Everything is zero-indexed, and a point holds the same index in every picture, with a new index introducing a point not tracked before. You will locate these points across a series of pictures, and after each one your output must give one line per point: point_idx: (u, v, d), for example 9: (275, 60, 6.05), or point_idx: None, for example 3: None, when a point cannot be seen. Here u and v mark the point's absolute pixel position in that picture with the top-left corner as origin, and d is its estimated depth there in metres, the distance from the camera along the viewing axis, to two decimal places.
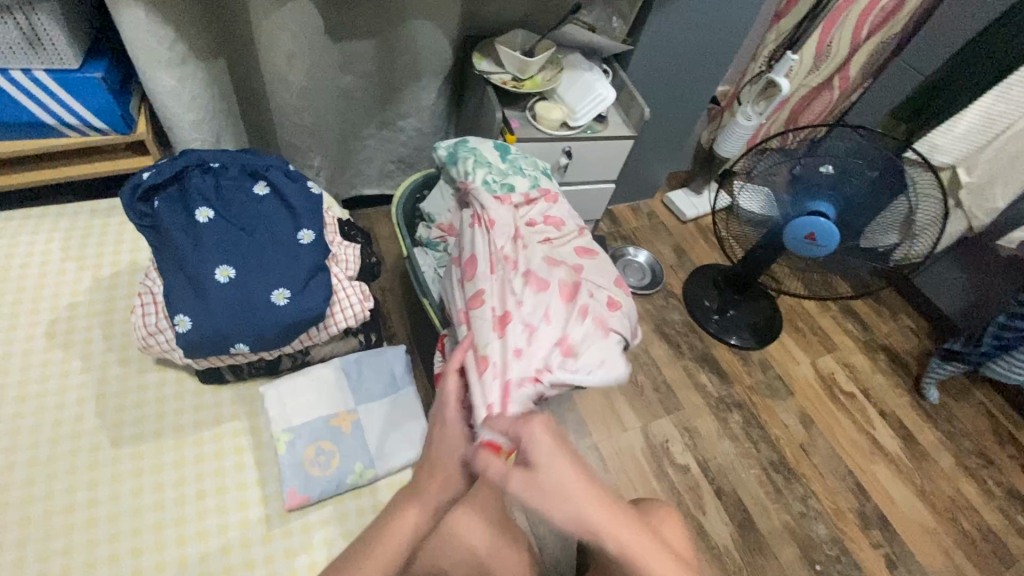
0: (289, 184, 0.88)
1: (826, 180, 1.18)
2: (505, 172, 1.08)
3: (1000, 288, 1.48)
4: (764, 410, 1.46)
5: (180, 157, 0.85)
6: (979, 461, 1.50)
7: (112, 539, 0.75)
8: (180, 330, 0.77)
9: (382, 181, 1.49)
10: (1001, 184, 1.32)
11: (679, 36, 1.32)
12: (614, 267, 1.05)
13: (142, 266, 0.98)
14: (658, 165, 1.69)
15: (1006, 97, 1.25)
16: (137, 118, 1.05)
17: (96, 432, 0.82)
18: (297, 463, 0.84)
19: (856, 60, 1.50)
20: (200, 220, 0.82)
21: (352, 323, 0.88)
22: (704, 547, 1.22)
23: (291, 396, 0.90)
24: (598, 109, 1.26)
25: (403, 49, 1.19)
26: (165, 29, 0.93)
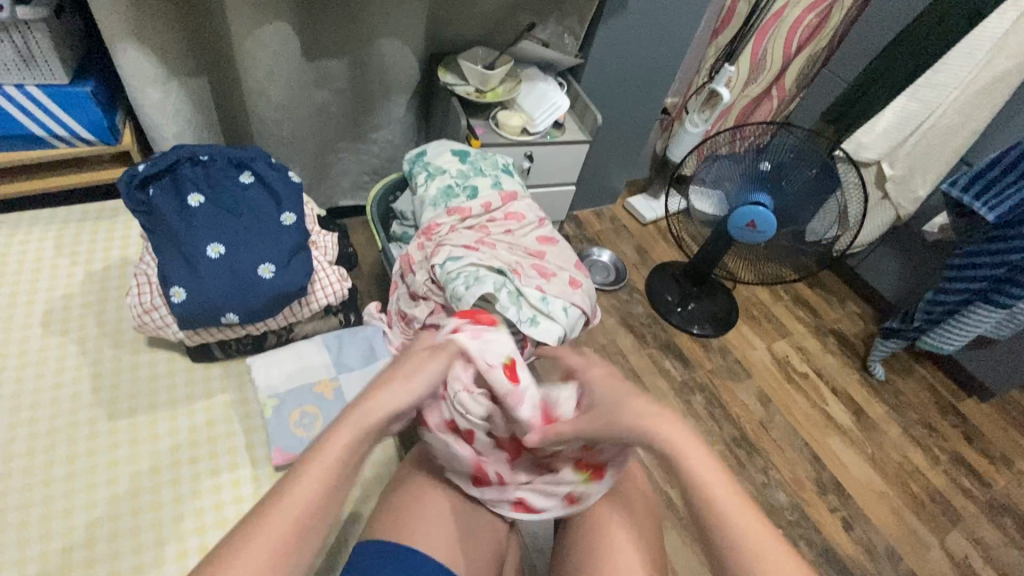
0: (273, 174, 0.97)
1: (765, 174, 1.29)
2: (466, 174, 1.18)
3: (931, 269, 1.60)
4: (725, 391, 1.55)
5: (171, 151, 0.94)
6: (924, 430, 1.58)
7: (111, 500, 0.79)
8: (176, 300, 0.84)
9: (357, 192, 1.56)
10: (920, 175, 1.46)
11: (626, 51, 1.46)
12: (573, 253, 1.14)
13: (132, 261, 1.06)
14: (616, 171, 1.81)
15: (916, 97, 1.38)
16: (123, 130, 1.14)
17: (92, 408, 0.87)
18: (284, 424, 0.90)
19: (789, 71, 1.66)
20: (192, 204, 0.90)
21: (331, 299, 1.00)
22: (674, 518, 1.26)
23: (277, 367, 0.97)
24: (554, 116, 1.38)
25: (372, 66, 1.29)
26: (153, 49, 1.02)
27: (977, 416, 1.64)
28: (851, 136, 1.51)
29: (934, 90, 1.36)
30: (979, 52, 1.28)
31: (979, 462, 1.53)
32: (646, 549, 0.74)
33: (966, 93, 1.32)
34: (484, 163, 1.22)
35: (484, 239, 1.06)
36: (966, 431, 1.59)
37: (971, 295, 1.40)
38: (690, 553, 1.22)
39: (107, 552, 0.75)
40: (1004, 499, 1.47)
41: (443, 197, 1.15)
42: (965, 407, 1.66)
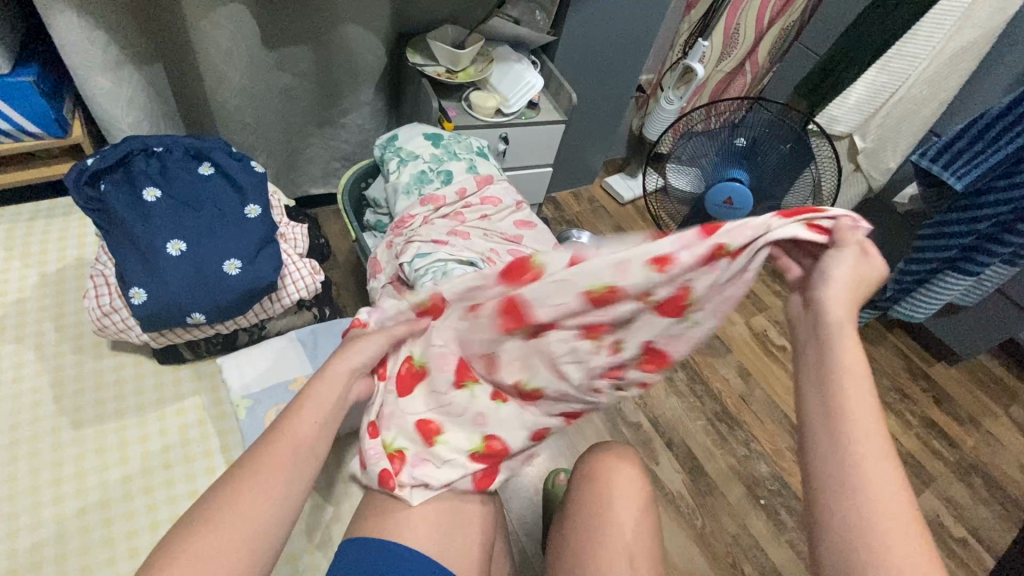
0: (234, 164, 0.92)
1: (741, 150, 1.29)
2: (440, 159, 1.15)
3: (901, 239, 1.63)
4: (706, 366, 1.55)
5: (122, 143, 0.87)
6: (897, 396, 1.62)
7: (80, 512, 0.76)
8: (136, 302, 0.80)
9: (328, 179, 1.52)
10: (891, 147, 1.47)
11: (600, 27, 1.42)
12: (552, 236, 1.13)
13: (88, 261, 1.01)
14: (593, 151, 1.79)
15: (886, 70, 1.37)
16: (72, 122, 1.08)
17: (55, 417, 0.84)
18: (259, 425, 0.88)
19: (763, 45, 1.64)
20: (147, 199, 0.85)
21: (303, 294, 0.97)
22: (659, 494, 1.29)
23: (249, 364, 0.94)
24: (529, 96, 1.35)
25: (338, 50, 1.24)
26: (99, 33, 0.95)
27: (946, 380, 1.69)
28: (824, 110, 1.51)
29: (905, 61, 1.35)
30: (949, 20, 1.26)
31: (948, 424, 1.58)
32: (638, 543, 0.73)
33: (936, 62, 1.32)
34: (458, 146, 1.18)
35: (458, 229, 1.03)
36: (936, 395, 1.65)
37: (940, 264, 1.43)
38: (675, 528, 1.24)
39: (80, 565, 0.73)
40: (972, 459, 1.52)
41: (416, 183, 1.12)
42: (935, 371, 1.71)
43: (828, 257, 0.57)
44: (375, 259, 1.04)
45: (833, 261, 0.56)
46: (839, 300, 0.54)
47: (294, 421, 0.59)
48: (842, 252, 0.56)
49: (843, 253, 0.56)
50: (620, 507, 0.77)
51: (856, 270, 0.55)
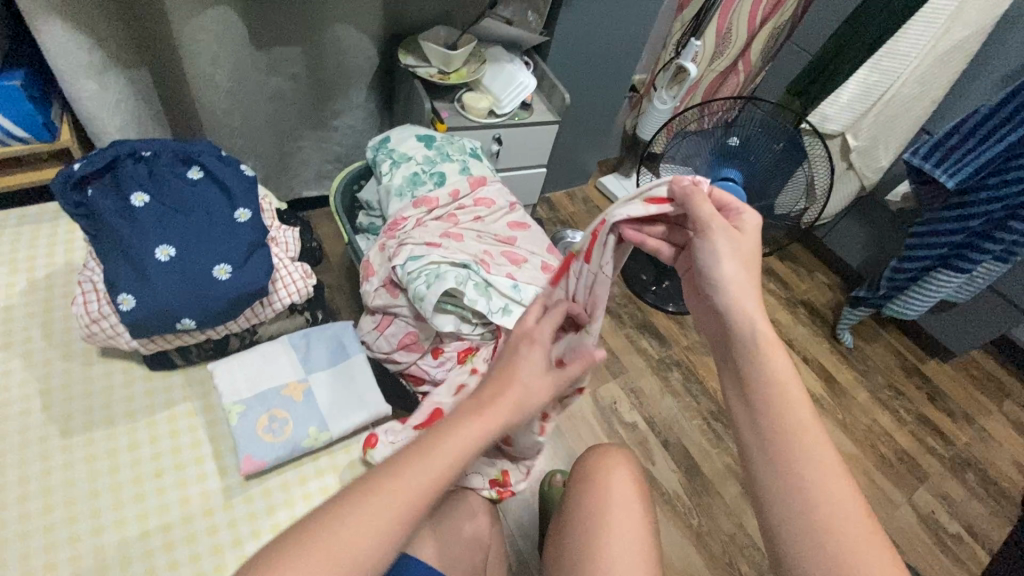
0: (224, 168, 0.92)
1: (733, 150, 1.29)
2: (433, 160, 1.14)
3: (894, 236, 1.64)
4: (701, 365, 1.55)
5: (110, 147, 0.88)
6: (891, 393, 1.63)
7: (70, 521, 0.76)
8: (124, 308, 0.79)
9: (321, 181, 1.51)
10: (883, 145, 1.48)
11: (592, 27, 1.42)
12: (546, 237, 1.13)
13: (77, 266, 1.00)
14: (587, 151, 1.79)
15: (878, 68, 1.38)
16: (60, 126, 1.07)
17: (44, 425, 0.83)
18: (250, 431, 0.87)
19: (755, 45, 1.64)
20: (135, 204, 0.84)
21: (295, 297, 0.96)
22: (655, 494, 1.29)
23: (240, 369, 0.93)
24: (522, 96, 1.35)
25: (328, 51, 1.24)
26: (85, 35, 0.94)
27: (939, 377, 1.70)
28: (816, 108, 1.51)
29: (895, 60, 1.36)
30: (942, 16, 1.27)
31: (941, 421, 1.59)
32: (634, 545, 0.73)
33: (927, 60, 1.33)
34: (451, 147, 1.18)
35: (451, 231, 1.03)
36: (930, 392, 1.66)
37: (933, 261, 1.44)
38: (671, 528, 1.24)
39: None
40: (966, 455, 1.53)
41: (409, 185, 1.11)
42: (929, 368, 1.72)
43: (698, 242, 0.64)
44: (367, 262, 1.04)
45: (709, 251, 0.63)
46: (731, 270, 0.62)
47: (456, 437, 0.60)
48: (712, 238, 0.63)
49: (728, 235, 0.63)
50: (615, 509, 0.77)
51: (736, 245, 0.63)
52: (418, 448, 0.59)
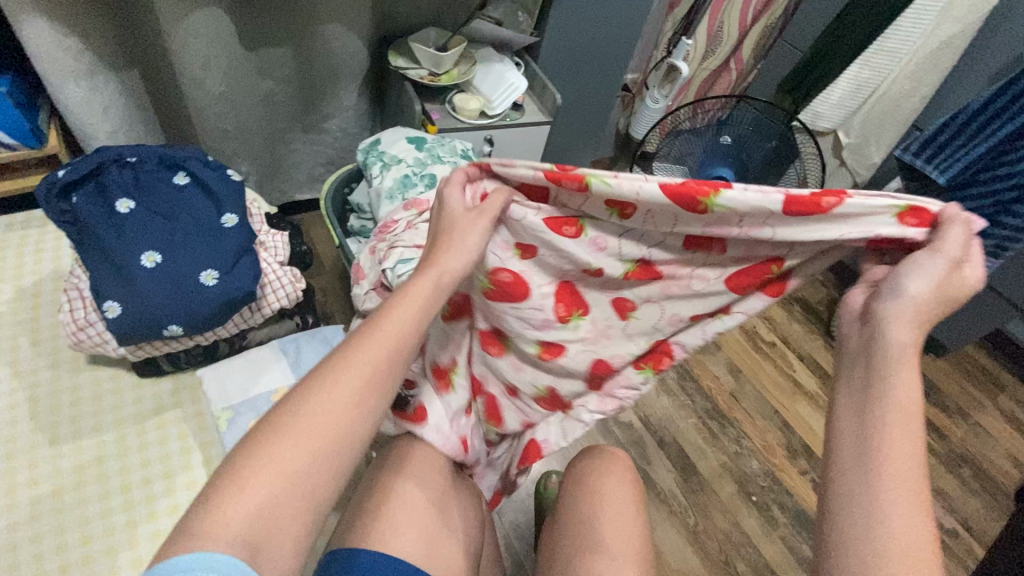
0: (210, 172, 0.91)
1: (724, 149, 1.29)
2: (424, 162, 1.14)
3: None
4: (696, 364, 1.55)
5: (95, 154, 0.87)
6: None
7: (58, 531, 0.75)
8: (111, 315, 0.79)
9: (314, 184, 1.50)
10: (874, 142, 1.48)
11: (584, 26, 1.42)
12: None
13: (65, 273, 0.99)
14: (580, 151, 1.78)
15: (869, 64, 1.39)
16: (48, 132, 1.06)
17: (32, 433, 0.82)
18: (240, 437, 0.87)
19: (747, 43, 1.64)
20: (121, 211, 0.84)
21: (285, 301, 0.96)
22: (651, 493, 1.29)
23: (229, 375, 0.93)
24: (513, 96, 1.35)
25: (318, 53, 1.23)
26: (71, 39, 0.93)
27: (934, 372, 1.71)
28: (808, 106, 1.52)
29: (886, 57, 1.36)
30: (931, 11, 1.28)
31: (936, 416, 1.59)
32: (628, 547, 0.73)
33: (917, 57, 1.33)
34: (441, 149, 1.18)
35: None
36: (925, 387, 1.66)
37: None
38: (668, 528, 1.24)
39: None
40: (961, 450, 1.53)
41: (400, 187, 1.11)
42: (923, 364, 1.72)
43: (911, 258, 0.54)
44: (358, 266, 1.04)
45: (913, 273, 0.53)
46: (921, 292, 0.52)
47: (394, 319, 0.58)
48: (930, 261, 0.52)
49: (932, 262, 0.52)
50: (609, 511, 0.77)
51: (948, 278, 0.52)
52: (361, 338, 0.56)
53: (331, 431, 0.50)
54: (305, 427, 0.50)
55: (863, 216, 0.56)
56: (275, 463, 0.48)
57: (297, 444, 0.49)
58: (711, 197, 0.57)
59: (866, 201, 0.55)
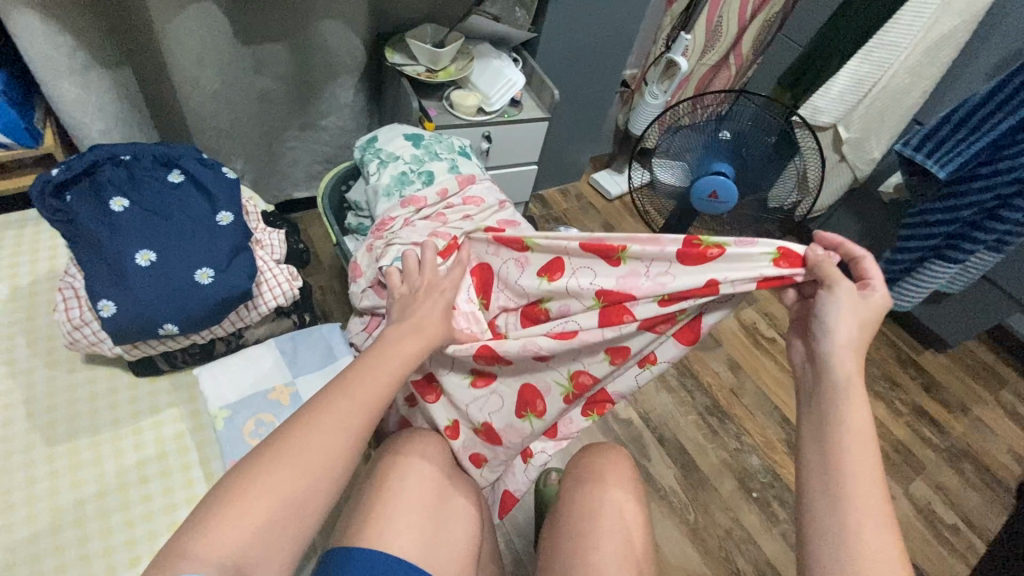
0: (205, 171, 0.91)
1: (724, 144, 1.28)
2: (421, 159, 1.13)
3: (887, 228, 1.63)
4: (696, 360, 1.55)
5: (88, 153, 0.86)
6: (887, 384, 1.63)
7: (54, 531, 0.75)
8: (105, 314, 0.79)
9: (311, 182, 1.50)
10: (874, 137, 1.47)
11: (581, 22, 1.41)
12: (536, 235, 1.12)
13: (60, 273, 0.99)
14: (578, 147, 1.78)
15: (869, 59, 1.37)
16: (43, 131, 1.06)
17: (28, 434, 0.82)
18: (237, 436, 0.87)
19: (746, 37, 1.63)
20: (114, 209, 0.83)
21: (281, 301, 0.95)
22: (651, 490, 1.29)
23: (225, 374, 0.93)
24: (510, 92, 1.34)
25: (313, 50, 1.23)
26: (64, 37, 0.93)
27: (935, 367, 1.70)
28: (808, 101, 1.51)
29: (886, 51, 1.35)
30: (928, 8, 1.26)
31: (937, 411, 1.59)
32: (629, 545, 0.73)
33: (917, 51, 1.32)
34: (439, 146, 1.17)
35: (439, 230, 1.02)
36: (926, 382, 1.66)
37: (926, 252, 1.44)
38: (668, 524, 1.24)
39: None
40: (962, 445, 1.53)
41: (397, 185, 1.11)
42: (924, 359, 1.72)
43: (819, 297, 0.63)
44: (355, 263, 1.04)
45: (831, 307, 0.62)
46: (845, 330, 0.62)
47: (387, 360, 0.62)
48: (837, 295, 0.62)
49: (835, 299, 0.62)
50: (608, 508, 0.77)
51: (859, 306, 0.62)
52: (368, 371, 0.61)
53: (317, 466, 0.54)
54: (312, 446, 0.55)
55: (742, 262, 0.66)
56: (282, 476, 0.53)
57: (287, 475, 0.53)
58: (621, 252, 0.73)
59: (742, 249, 0.66)
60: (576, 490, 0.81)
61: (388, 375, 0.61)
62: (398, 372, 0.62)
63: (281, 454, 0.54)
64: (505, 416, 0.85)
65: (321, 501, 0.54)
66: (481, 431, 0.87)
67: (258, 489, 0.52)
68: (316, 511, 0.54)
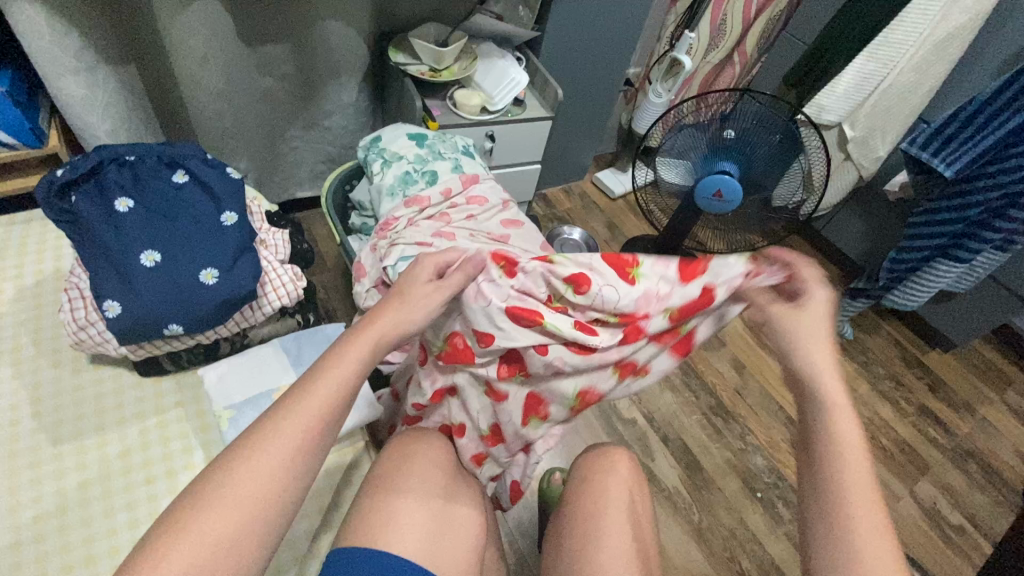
0: (210, 171, 0.91)
1: (728, 143, 1.27)
2: (425, 159, 1.13)
3: (893, 227, 1.62)
4: (700, 360, 1.55)
5: (93, 153, 0.86)
6: (892, 384, 1.62)
7: (60, 531, 0.75)
8: (111, 314, 0.79)
9: (315, 182, 1.50)
10: (880, 135, 1.47)
11: (585, 21, 1.40)
12: (540, 235, 1.12)
13: (66, 273, 0.99)
14: (582, 147, 1.77)
15: (875, 56, 1.37)
16: (48, 132, 1.06)
17: (34, 434, 0.82)
18: (241, 436, 0.87)
19: (750, 35, 1.63)
20: (119, 209, 0.84)
21: (285, 301, 0.95)
22: (655, 489, 1.28)
23: (231, 374, 0.93)
24: (514, 92, 1.34)
25: (317, 50, 1.23)
26: (70, 38, 0.93)
27: (940, 367, 1.69)
28: (813, 100, 1.50)
29: (891, 49, 1.34)
30: (935, 5, 1.26)
31: (943, 411, 1.58)
32: (634, 546, 0.72)
33: (924, 49, 1.31)
34: (442, 145, 1.17)
35: (443, 230, 1.02)
36: (931, 382, 1.65)
37: (931, 252, 1.43)
38: (672, 523, 1.24)
39: None
40: (968, 445, 1.52)
41: (400, 184, 1.11)
42: (930, 359, 1.71)
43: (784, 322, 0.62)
44: (359, 263, 1.04)
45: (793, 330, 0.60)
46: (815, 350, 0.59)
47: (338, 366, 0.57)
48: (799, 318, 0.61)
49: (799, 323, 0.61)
50: (613, 509, 0.76)
51: (806, 327, 0.60)
52: (306, 386, 0.55)
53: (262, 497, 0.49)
54: (259, 461, 0.50)
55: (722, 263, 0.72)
56: (226, 509, 0.48)
57: (232, 509, 0.48)
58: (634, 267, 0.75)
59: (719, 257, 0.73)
60: (581, 491, 0.81)
61: (336, 376, 0.56)
62: (342, 377, 0.56)
63: (226, 473, 0.50)
64: (510, 421, 0.81)
65: (282, 513, 0.50)
66: (486, 436, 0.84)
67: (207, 513, 0.47)
68: (269, 535, 0.50)
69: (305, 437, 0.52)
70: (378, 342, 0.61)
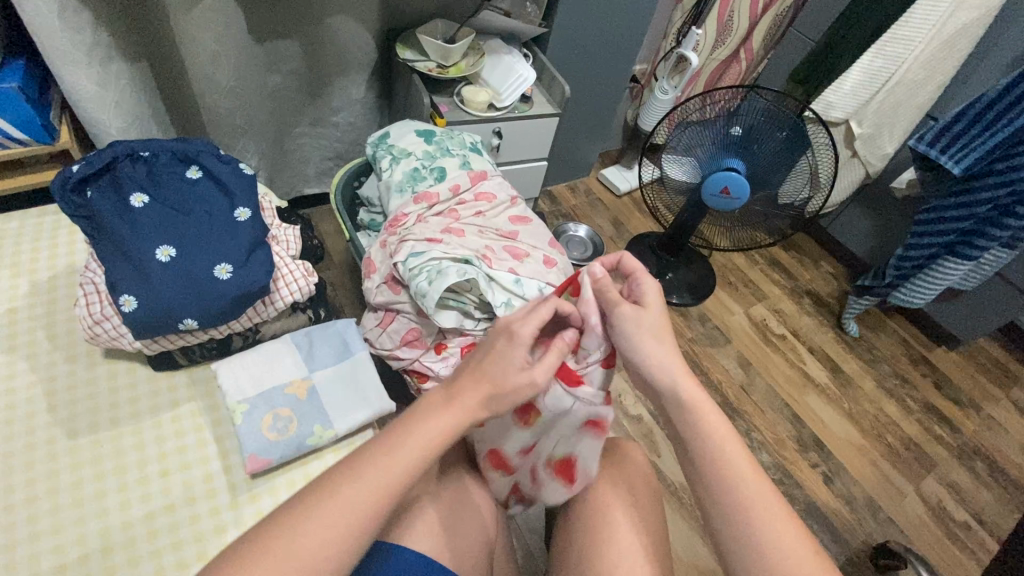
0: (224, 168, 0.92)
1: (736, 140, 1.27)
2: (433, 155, 1.13)
3: (900, 224, 1.62)
4: (706, 358, 1.55)
5: (108, 149, 0.87)
6: (897, 382, 1.62)
7: (77, 522, 0.76)
8: (127, 308, 0.80)
9: (322, 179, 1.51)
10: (887, 132, 1.46)
11: (593, 18, 1.41)
12: (547, 231, 1.13)
13: (79, 268, 1.00)
14: (588, 143, 1.78)
15: (882, 53, 1.36)
16: (60, 128, 1.07)
17: (50, 427, 0.83)
18: (254, 429, 0.87)
19: (757, 31, 1.63)
20: (135, 205, 0.84)
21: (297, 296, 0.96)
22: (661, 485, 1.29)
23: (243, 370, 0.94)
24: (520, 89, 1.33)
25: (325, 47, 1.23)
26: (82, 37, 0.93)
27: (946, 365, 1.69)
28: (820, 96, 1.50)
29: (901, 45, 1.33)
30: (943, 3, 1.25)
31: (949, 409, 1.58)
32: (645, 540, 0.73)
33: (932, 46, 1.31)
34: (451, 142, 1.17)
35: (452, 226, 1.03)
36: (936, 380, 1.65)
37: (938, 249, 1.43)
38: (678, 518, 1.25)
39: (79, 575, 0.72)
40: (974, 443, 1.52)
41: (409, 181, 1.11)
42: (935, 357, 1.70)
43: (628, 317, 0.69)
44: (368, 259, 1.04)
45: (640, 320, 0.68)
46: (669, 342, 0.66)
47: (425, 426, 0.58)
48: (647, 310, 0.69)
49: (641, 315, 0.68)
50: (623, 504, 0.77)
51: (643, 323, 0.68)
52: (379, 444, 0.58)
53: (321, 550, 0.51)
54: (331, 516, 0.53)
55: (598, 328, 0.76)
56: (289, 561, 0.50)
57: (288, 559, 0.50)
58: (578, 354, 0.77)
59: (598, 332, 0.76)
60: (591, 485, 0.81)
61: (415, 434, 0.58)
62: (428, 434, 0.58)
63: (292, 521, 0.52)
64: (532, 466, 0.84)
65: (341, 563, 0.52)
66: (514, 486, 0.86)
67: (271, 555, 0.50)
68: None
69: (378, 500, 0.54)
70: (490, 395, 0.61)
